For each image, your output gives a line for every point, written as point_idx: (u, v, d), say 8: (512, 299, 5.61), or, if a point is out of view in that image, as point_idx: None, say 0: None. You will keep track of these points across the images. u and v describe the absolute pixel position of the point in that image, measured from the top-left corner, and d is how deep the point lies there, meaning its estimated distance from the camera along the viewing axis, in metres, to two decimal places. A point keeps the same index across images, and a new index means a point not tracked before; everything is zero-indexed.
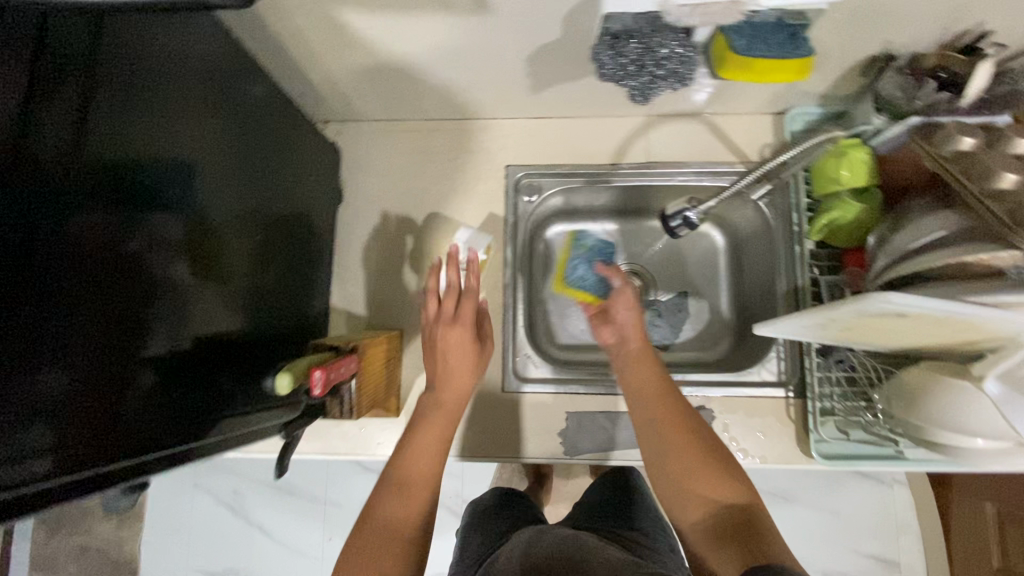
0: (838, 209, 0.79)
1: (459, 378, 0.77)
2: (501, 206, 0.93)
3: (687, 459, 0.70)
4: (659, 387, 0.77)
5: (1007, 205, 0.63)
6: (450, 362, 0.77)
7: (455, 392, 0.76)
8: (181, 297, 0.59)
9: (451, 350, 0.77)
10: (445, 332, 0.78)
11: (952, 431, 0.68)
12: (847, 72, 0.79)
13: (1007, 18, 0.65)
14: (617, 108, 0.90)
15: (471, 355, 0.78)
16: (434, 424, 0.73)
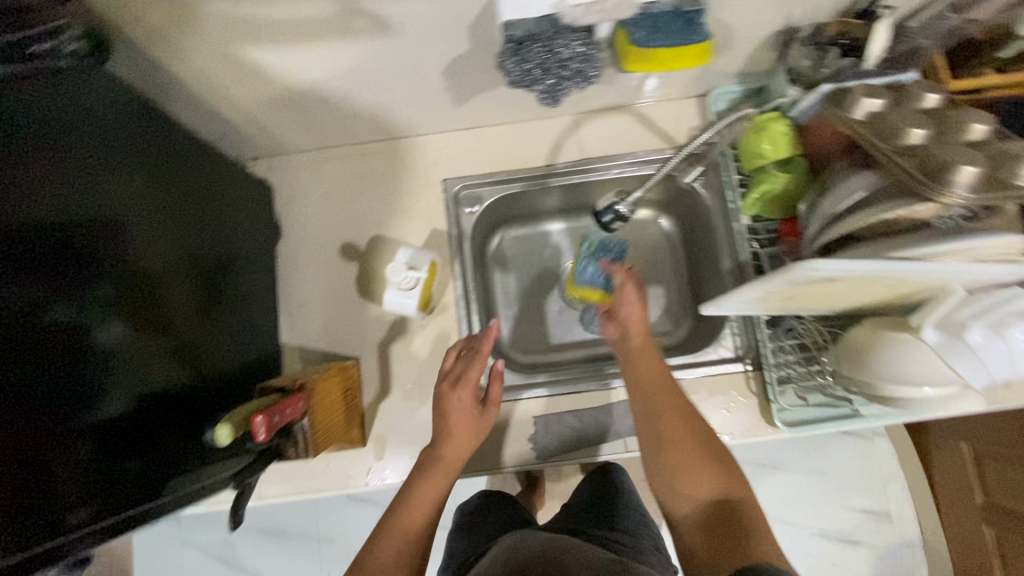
0: (766, 182, 0.81)
1: (461, 440, 0.76)
2: (443, 220, 0.92)
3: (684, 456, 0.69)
4: (660, 381, 0.75)
5: (918, 159, 0.64)
6: (452, 421, 0.76)
7: (457, 451, 0.75)
8: (119, 358, 0.57)
9: (454, 410, 0.76)
10: (454, 393, 0.77)
11: (899, 383, 0.70)
12: (756, 47, 0.81)
13: None
14: (544, 109, 0.90)
15: (476, 419, 0.77)
16: (435, 480, 0.73)
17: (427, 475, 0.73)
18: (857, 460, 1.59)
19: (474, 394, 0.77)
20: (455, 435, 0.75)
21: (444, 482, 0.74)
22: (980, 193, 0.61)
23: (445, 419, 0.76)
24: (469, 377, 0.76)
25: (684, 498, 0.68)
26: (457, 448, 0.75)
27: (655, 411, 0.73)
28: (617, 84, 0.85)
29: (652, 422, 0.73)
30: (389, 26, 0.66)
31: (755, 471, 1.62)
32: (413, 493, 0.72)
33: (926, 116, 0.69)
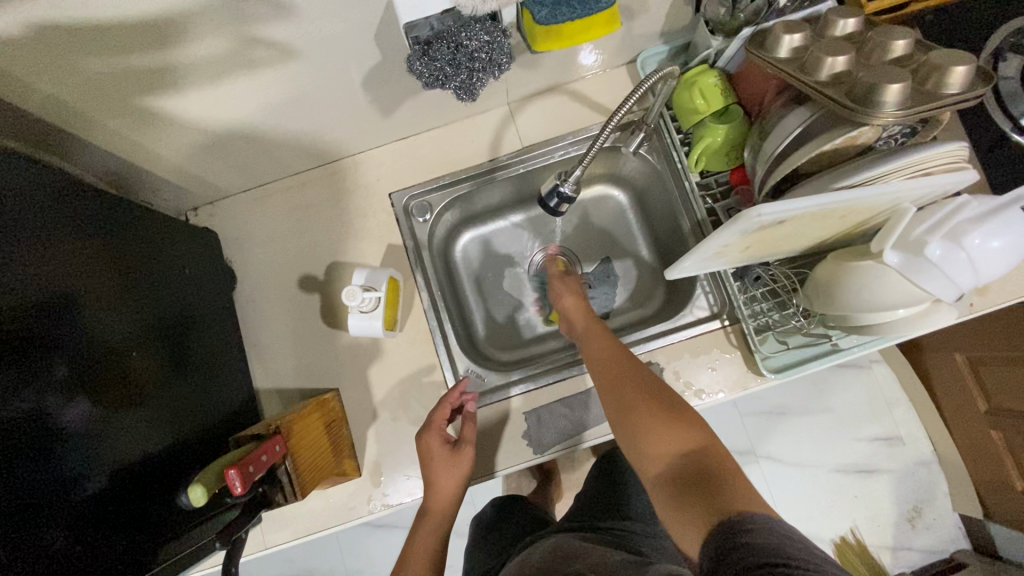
0: (709, 135, 0.80)
1: (443, 489, 0.78)
2: (397, 235, 0.90)
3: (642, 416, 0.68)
4: (614, 355, 0.78)
5: (844, 86, 0.64)
6: (430, 471, 0.78)
7: (437, 502, 0.78)
8: (91, 434, 0.56)
9: (430, 461, 0.78)
10: (425, 441, 0.79)
11: (873, 309, 0.70)
12: (670, 6, 0.80)
13: None
14: (475, 104, 0.89)
15: (451, 464, 0.78)
16: (425, 529, 0.79)
17: (419, 526, 0.79)
18: (861, 390, 1.63)
19: (443, 439, 0.79)
20: (436, 485, 0.78)
21: (434, 532, 0.79)
22: (912, 106, 0.61)
23: (423, 470, 0.79)
24: (432, 422, 0.80)
25: (653, 454, 0.65)
26: (441, 498, 0.78)
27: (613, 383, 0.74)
28: (542, 65, 0.84)
29: (615, 391, 0.73)
30: (291, 49, 0.64)
31: (765, 421, 1.64)
32: (410, 545, 0.79)
33: (846, 42, 0.68)
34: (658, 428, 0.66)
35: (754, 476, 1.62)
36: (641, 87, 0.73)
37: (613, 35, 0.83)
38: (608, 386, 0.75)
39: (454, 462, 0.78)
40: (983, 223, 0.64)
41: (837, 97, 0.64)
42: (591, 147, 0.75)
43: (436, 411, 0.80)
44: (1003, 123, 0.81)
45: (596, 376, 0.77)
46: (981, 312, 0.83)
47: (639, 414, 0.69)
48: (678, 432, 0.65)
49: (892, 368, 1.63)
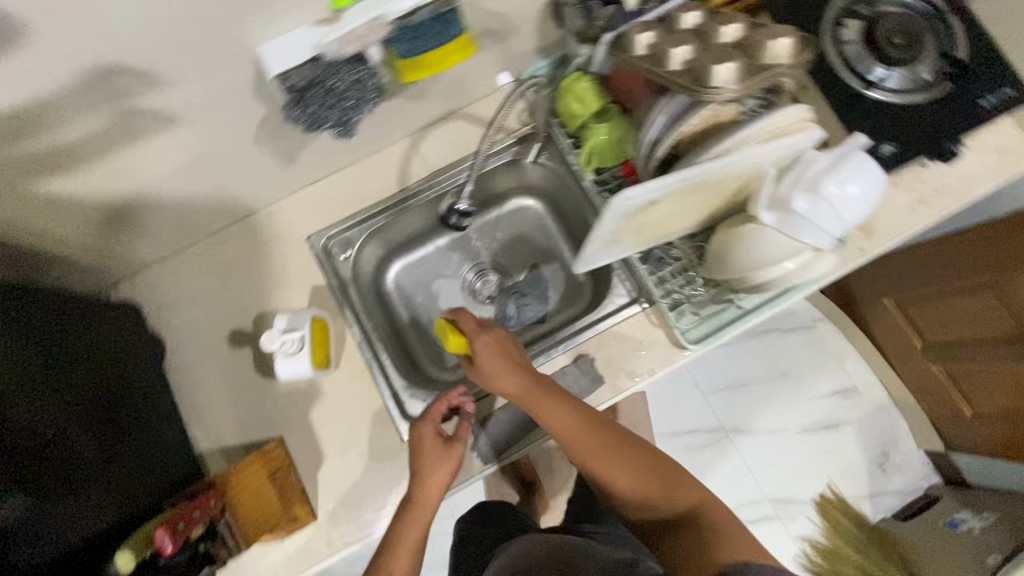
0: (591, 137, 0.86)
1: (434, 479, 0.77)
2: (320, 276, 0.92)
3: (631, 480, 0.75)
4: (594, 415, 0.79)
5: (691, 72, 0.71)
6: (421, 462, 0.78)
7: (429, 490, 0.77)
8: (17, 530, 0.56)
9: (422, 449, 0.79)
10: (417, 430, 0.80)
11: (764, 267, 0.75)
12: (537, 24, 0.86)
13: None
14: (375, 140, 0.93)
15: (440, 454, 0.78)
16: (410, 520, 0.77)
17: (405, 517, 0.77)
18: (811, 350, 1.70)
19: (437, 430, 0.80)
20: (426, 475, 0.78)
21: (422, 525, 0.78)
22: (748, 81, 0.68)
23: (416, 462, 0.79)
24: (430, 415, 0.80)
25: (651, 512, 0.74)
26: (427, 492, 0.77)
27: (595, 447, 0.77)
28: (430, 93, 0.88)
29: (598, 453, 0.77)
30: (171, 115, 0.67)
31: (728, 397, 1.68)
32: (392, 538, 0.77)
33: (690, 33, 0.75)
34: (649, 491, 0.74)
35: (729, 452, 1.65)
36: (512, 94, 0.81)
37: (492, 56, 0.88)
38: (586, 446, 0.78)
39: (445, 454, 0.78)
40: (831, 175, 0.71)
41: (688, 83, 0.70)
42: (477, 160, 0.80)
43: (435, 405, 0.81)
44: (853, 81, 0.88)
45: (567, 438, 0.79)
46: (872, 252, 0.90)
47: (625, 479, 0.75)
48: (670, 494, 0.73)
49: (835, 322, 1.71)
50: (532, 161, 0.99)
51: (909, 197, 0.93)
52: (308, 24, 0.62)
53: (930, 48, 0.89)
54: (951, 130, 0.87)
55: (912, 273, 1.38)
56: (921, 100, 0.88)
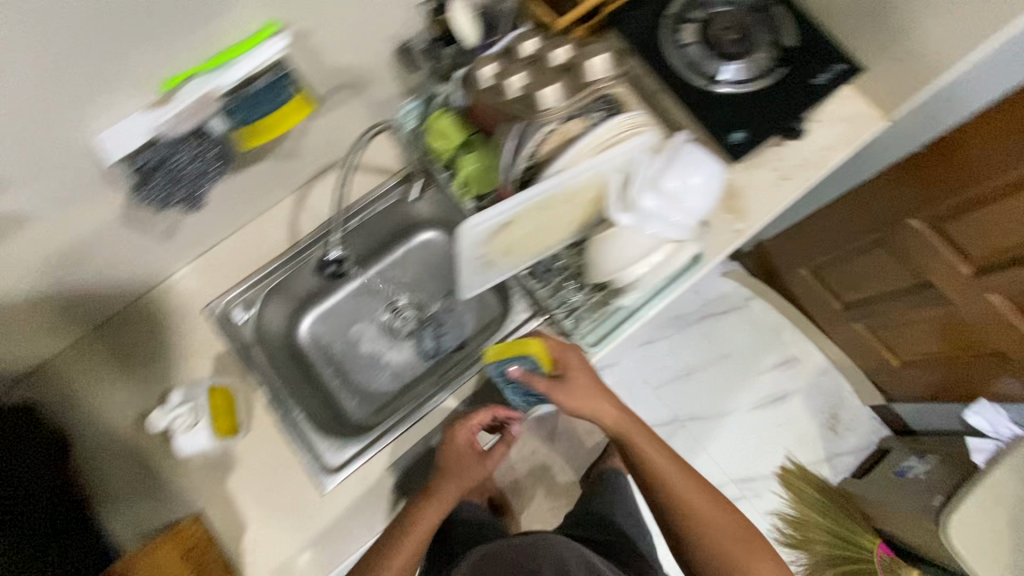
0: (461, 169, 0.90)
1: (457, 481, 0.85)
2: (221, 342, 0.94)
3: (729, 544, 0.83)
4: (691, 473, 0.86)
5: (524, 100, 0.76)
6: (447, 463, 0.85)
7: (449, 488, 0.85)
8: None
9: (455, 452, 0.85)
10: (454, 431, 0.85)
11: (630, 264, 0.81)
12: (393, 70, 0.90)
13: None
14: (259, 201, 0.95)
15: (470, 459, 0.85)
16: (424, 519, 0.82)
17: (419, 512, 0.82)
18: (748, 327, 1.76)
19: (471, 441, 0.85)
20: (448, 474, 0.85)
21: (433, 520, 0.82)
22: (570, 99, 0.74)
23: (445, 460, 0.85)
24: (474, 417, 0.85)
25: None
26: (446, 491, 0.84)
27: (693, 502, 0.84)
28: (302, 149, 0.91)
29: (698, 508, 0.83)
30: (24, 217, 0.69)
31: (677, 387, 1.72)
32: (401, 536, 0.81)
33: (526, 62, 0.80)
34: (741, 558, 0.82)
35: (685, 440, 1.69)
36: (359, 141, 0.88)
37: (356, 106, 0.92)
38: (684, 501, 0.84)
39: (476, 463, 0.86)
40: (673, 168, 0.75)
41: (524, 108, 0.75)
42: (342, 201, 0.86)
43: (478, 414, 0.85)
44: (699, 79, 0.94)
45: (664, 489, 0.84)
46: (748, 233, 0.97)
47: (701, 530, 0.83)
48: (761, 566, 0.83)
49: (764, 298, 1.77)
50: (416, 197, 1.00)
51: (772, 175, 0.99)
52: (139, 109, 0.66)
53: (761, 39, 0.96)
54: (797, 109, 0.93)
55: (816, 240, 1.45)
56: (763, 87, 0.94)
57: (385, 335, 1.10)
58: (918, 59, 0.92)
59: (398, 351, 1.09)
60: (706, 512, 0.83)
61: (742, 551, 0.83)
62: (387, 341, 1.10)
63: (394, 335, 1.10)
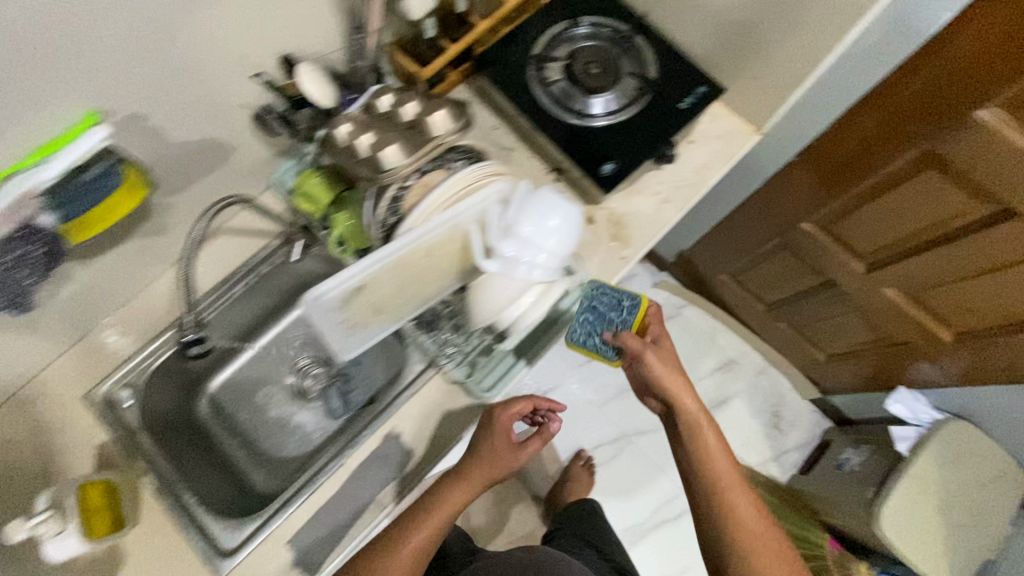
0: (338, 225, 0.87)
1: (492, 468, 0.86)
2: (105, 431, 0.90)
3: (767, 557, 0.80)
4: (742, 482, 0.84)
5: (371, 161, 0.76)
6: (486, 444, 0.85)
7: (478, 477, 0.86)
8: None
9: (497, 437, 0.85)
10: (512, 405, 0.86)
11: (509, 307, 0.80)
12: (255, 136, 0.89)
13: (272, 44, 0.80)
14: (132, 279, 0.93)
15: (508, 450, 0.85)
16: (448, 501, 0.85)
17: (444, 492, 0.86)
18: (683, 335, 1.77)
19: (508, 432, 0.86)
20: (486, 457, 0.85)
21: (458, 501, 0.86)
22: (413, 155, 0.77)
23: (484, 442, 0.86)
24: (519, 403, 0.86)
25: None
26: (476, 476, 0.86)
27: (737, 509, 0.82)
28: (167, 223, 0.90)
29: (738, 518, 0.82)
30: None
31: (620, 403, 1.72)
32: (424, 519, 0.84)
33: (377, 118, 0.79)
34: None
35: (632, 456, 1.69)
36: (212, 211, 0.82)
37: (222, 175, 0.91)
38: (732, 509, 0.82)
39: (513, 451, 0.86)
40: (527, 215, 0.75)
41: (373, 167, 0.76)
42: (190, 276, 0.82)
43: (517, 400, 0.86)
44: (565, 115, 0.96)
45: (716, 489, 0.83)
46: (633, 259, 0.99)
47: (756, 546, 0.80)
48: None
49: (695, 304, 1.79)
50: (297, 258, 0.96)
51: (651, 200, 1.01)
52: None
53: (625, 69, 0.97)
54: (665, 135, 0.95)
55: (728, 247, 1.48)
56: (632, 115, 0.95)
57: (291, 397, 1.07)
58: (769, 76, 0.96)
59: (305, 413, 1.06)
60: (753, 522, 0.81)
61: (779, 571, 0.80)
62: (294, 403, 1.07)
63: (301, 395, 1.07)
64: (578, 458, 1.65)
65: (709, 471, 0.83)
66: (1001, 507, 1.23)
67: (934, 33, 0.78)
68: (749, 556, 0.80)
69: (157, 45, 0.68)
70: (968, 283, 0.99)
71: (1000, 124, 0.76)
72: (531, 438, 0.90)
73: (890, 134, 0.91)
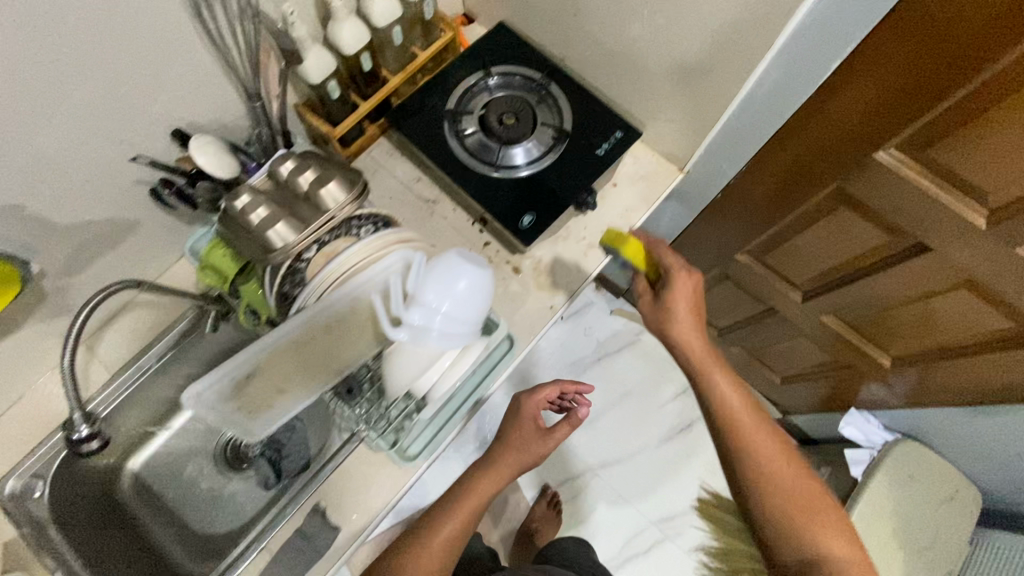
0: (248, 294, 0.83)
1: (524, 448, 1.03)
2: (12, 528, 0.85)
3: (795, 493, 0.81)
4: (764, 420, 0.85)
5: (266, 237, 0.73)
6: (518, 428, 1.05)
7: (514, 458, 1.02)
8: None
9: (527, 418, 1.05)
10: (535, 395, 1.06)
11: (423, 375, 0.78)
12: (158, 209, 0.86)
13: (160, 119, 0.78)
14: (36, 363, 0.89)
15: (535, 430, 1.04)
16: (487, 479, 1.00)
17: (482, 474, 1.01)
18: (644, 362, 1.75)
19: (535, 415, 1.05)
20: (518, 438, 1.04)
21: (497, 478, 1.00)
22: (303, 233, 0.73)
23: (516, 431, 1.04)
24: (544, 388, 1.06)
25: (805, 535, 0.80)
26: (511, 454, 1.02)
27: (758, 442, 0.83)
28: (68, 304, 0.86)
29: (762, 453, 0.82)
30: None
31: (584, 436, 1.69)
32: (459, 503, 0.99)
33: (275, 191, 0.78)
34: (808, 521, 0.80)
35: (601, 490, 1.65)
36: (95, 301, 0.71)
37: (126, 250, 0.88)
38: (753, 446, 0.82)
39: (539, 431, 1.04)
40: (432, 283, 0.72)
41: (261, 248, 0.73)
42: (71, 380, 0.72)
43: (544, 388, 1.06)
44: (481, 167, 0.95)
45: (733, 425, 0.83)
46: (563, 308, 0.97)
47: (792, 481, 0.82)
48: (830, 534, 0.80)
49: None
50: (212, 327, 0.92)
51: (579, 246, 1.00)
52: None
53: (542, 120, 0.97)
54: (584, 182, 0.94)
55: None
56: (549, 163, 0.95)
57: (222, 467, 1.03)
58: (684, 117, 0.95)
59: (235, 484, 1.02)
60: (777, 458, 0.82)
61: (811, 505, 0.81)
62: (224, 474, 1.03)
63: (231, 462, 1.03)
64: (543, 497, 1.62)
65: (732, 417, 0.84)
66: (957, 531, 1.23)
67: (825, 78, 0.77)
68: (789, 496, 0.81)
69: (29, 132, 0.66)
70: (897, 310, 0.99)
71: (901, 162, 0.75)
72: (561, 426, 1.02)
73: (801, 174, 0.90)
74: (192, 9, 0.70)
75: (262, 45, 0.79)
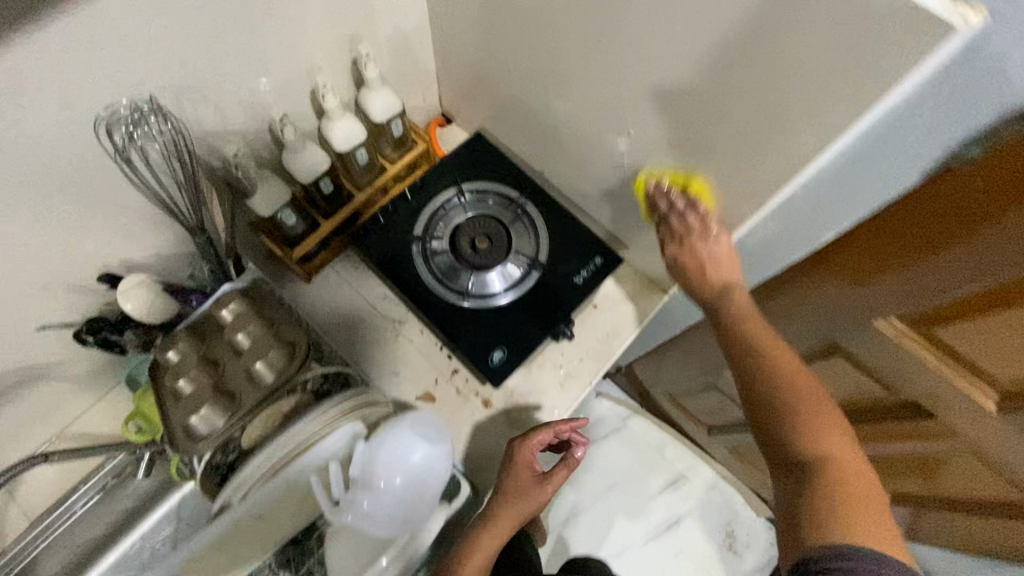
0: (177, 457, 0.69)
1: (519, 506, 0.83)
2: None
3: (795, 384, 0.68)
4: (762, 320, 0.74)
5: (189, 413, 0.65)
6: (510, 484, 0.82)
7: (508, 520, 0.82)
8: None
9: (521, 471, 0.81)
10: (525, 448, 0.80)
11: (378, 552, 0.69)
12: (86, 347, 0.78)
13: (82, 265, 0.69)
14: None
15: (530, 486, 0.83)
16: (482, 546, 0.79)
17: (473, 538, 0.80)
18: (630, 450, 1.66)
19: (530, 467, 0.81)
20: (509, 497, 0.82)
21: (494, 543, 0.80)
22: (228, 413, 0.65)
23: (504, 479, 0.83)
24: (540, 436, 0.80)
25: (801, 431, 0.66)
26: (507, 514, 0.82)
27: (756, 330, 0.73)
28: None
29: (757, 342, 0.72)
30: None
31: (564, 531, 1.59)
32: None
33: (198, 343, 0.68)
34: (810, 416, 0.67)
35: None
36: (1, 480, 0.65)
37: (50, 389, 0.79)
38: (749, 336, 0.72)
39: (535, 482, 0.84)
40: (378, 463, 0.65)
41: (182, 436, 0.65)
42: None
43: (538, 434, 0.80)
44: (450, 296, 0.89)
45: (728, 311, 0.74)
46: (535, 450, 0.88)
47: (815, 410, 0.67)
48: (834, 433, 0.66)
49: (641, 415, 1.69)
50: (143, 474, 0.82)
51: (555, 376, 0.91)
52: None
53: (518, 243, 0.91)
54: (560, 314, 0.88)
55: (664, 372, 1.40)
56: (528, 290, 0.89)
57: None
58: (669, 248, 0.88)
59: None
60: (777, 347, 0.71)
61: (813, 405, 0.67)
62: None
63: None
64: None
65: (744, 338, 0.72)
66: None
67: (809, 249, 0.70)
68: (805, 424, 0.66)
69: None
70: (897, 453, 0.92)
71: (894, 332, 0.68)
72: (558, 472, 0.86)
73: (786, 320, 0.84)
74: (125, 167, 0.64)
75: (201, 183, 0.73)
